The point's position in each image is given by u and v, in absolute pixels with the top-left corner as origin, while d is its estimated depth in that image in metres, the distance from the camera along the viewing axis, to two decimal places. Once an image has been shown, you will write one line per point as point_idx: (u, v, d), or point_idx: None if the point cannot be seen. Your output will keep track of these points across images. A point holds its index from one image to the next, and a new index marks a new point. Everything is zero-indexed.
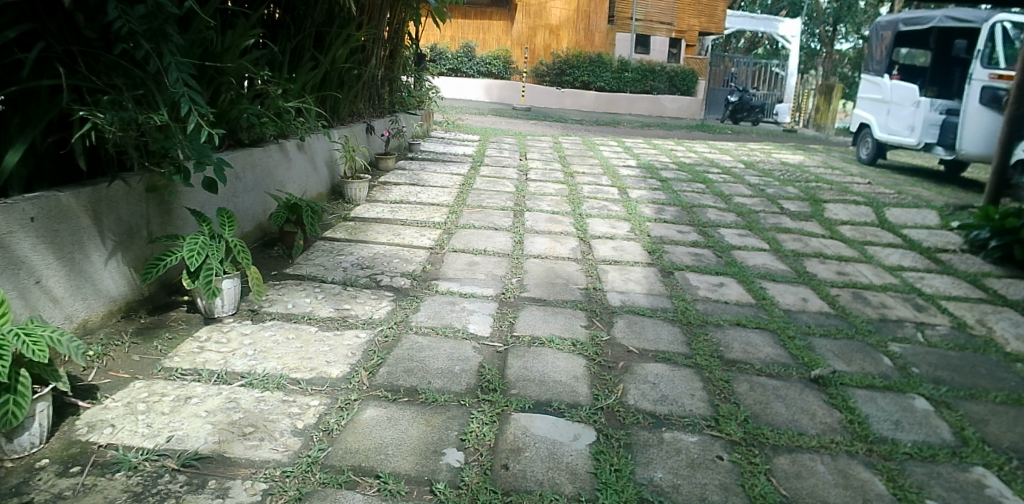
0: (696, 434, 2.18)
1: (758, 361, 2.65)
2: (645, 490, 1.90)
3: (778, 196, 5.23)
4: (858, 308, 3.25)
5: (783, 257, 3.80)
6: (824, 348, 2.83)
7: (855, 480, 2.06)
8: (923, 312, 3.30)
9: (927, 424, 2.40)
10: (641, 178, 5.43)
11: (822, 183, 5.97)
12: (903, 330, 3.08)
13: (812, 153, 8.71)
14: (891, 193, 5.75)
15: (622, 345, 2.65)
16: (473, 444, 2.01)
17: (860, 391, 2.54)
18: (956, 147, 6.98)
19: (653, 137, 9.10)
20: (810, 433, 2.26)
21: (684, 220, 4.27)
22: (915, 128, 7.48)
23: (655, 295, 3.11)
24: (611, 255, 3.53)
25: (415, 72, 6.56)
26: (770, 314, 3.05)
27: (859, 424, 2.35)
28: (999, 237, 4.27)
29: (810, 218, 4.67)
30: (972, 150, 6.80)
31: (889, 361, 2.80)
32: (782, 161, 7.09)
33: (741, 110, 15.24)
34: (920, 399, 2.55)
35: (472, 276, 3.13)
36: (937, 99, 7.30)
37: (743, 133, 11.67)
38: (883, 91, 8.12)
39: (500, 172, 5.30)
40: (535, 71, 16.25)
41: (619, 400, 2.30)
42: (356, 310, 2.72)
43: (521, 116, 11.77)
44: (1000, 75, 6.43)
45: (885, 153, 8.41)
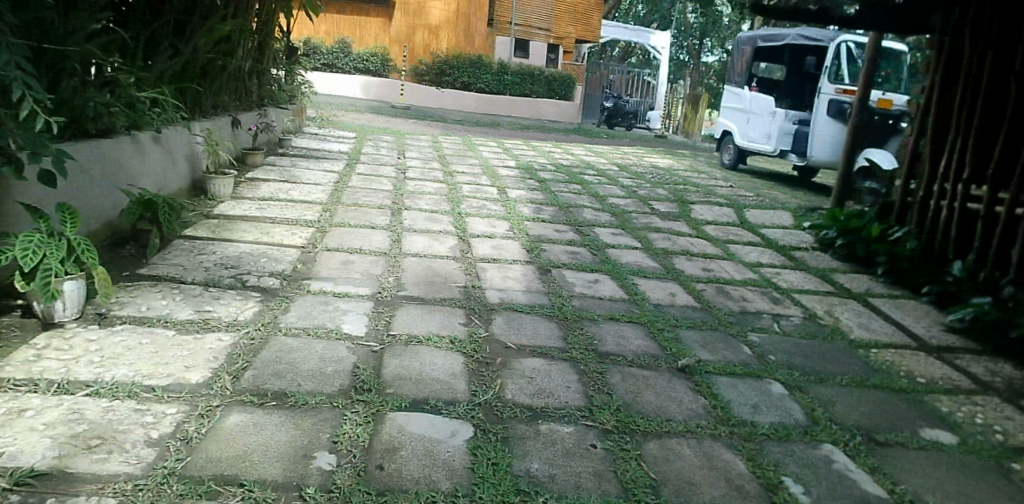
0: (572, 425, 2.22)
1: (630, 353, 2.75)
2: (521, 482, 1.91)
3: (649, 197, 5.46)
4: (721, 302, 3.44)
5: (654, 254, 3.96)
6: (690, 339, 2.97)
7: (718, 461, 2.19)
8: (778, 304, 3.55)
9: (782, 406, 2.58)
10: (520, 178, 5.51)
11: (689, 185, 6.30)
12: (760, 321, 3.30)
13: (680, 158, 9.18)
14: (750, 196, 6.16)
15: (500, 341, 2.66)
16: (346, 446, 1.94)
17: (722, 379, 2.69)
18: (808, 154, 7.59)
19: (532, 139, 9.26)
20: (676, 419, 2.37)
21: (561, 219, 4.36)
22: (771, 137, 8.05)
23: (533, 292, 3.15)
24: (490, 253, 3.54)
25: (287, 65, 6.33)
26: (641, 308, 3.17)
27: (722, 409, 2.48)
28: (845, 236, 4.83)
29: (678, 218, 4.91)
30: (821, 157, 7.42)
31: (748, 349, 2.98)
32: (653, 164, 7.42)
33: (616, 115, 15.87)
34: (775, 384, 2.74)
35: (347, 275, 3.04)
36: (791, 110, 7.91)
37: (617, 138, 12.14)
38: (743, 102, 8.71)
39: (377, 170, 5.21)
40: (415, 71, 16.14)
41: (496, 395, 2.30)
42: (219, 312, 2.56)
43: (400, 114, 11.62)
44: (842, 89, 7.07)
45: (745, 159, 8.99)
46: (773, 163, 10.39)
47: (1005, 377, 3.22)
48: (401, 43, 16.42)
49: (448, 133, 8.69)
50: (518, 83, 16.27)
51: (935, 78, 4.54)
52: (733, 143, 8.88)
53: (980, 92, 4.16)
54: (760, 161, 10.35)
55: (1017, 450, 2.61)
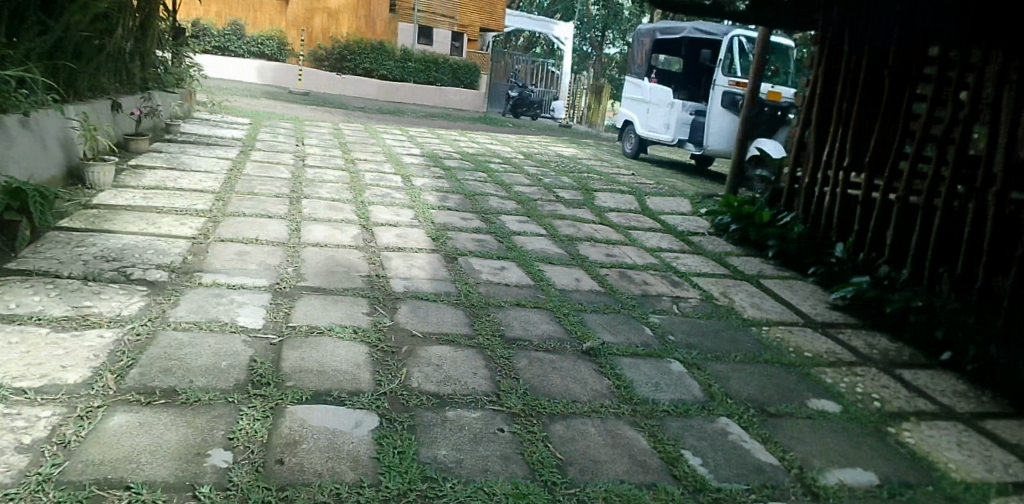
0: (479, 410, 2.22)
1: (536, 337, 2.78)
2: (429, 469, 1.89)
3: (553, 185, 5.53)
4: (623, 286, 3.53)
5: (559, 241, 4.02)
6: (594, 322, 3.03)
7: (621, 438, 2.27)
8: (677, 287, 3.68)
9: (681, 384, 2.69)
10: (425, 166, 5.45)
11: (593, 173, 6.43)
12: (661, 303, 3.41)
13: (584, 147, 9.35)
14: (651, 183, 6.36)
15: (405, 330, 2.62)
16: (243, 442, 1.85)
17: (625, 359, 2.77)
18: (704, 144, 7.91)
19: (437, 127, 9.19)
20: (582, 400, 2.42)
21: (466, 207, 4.35)
22: (670, 127, 8.32)
23: (438, 280, 3.12)
24: (394, 242, 3.48)
25: (172, 46, 5.99)
26: (547, 294, 3.20)
27: (625, 389, 2.56)
28: (738, 222, 5.07)
29: (582, 205, 5.00)
30: (716, 147, 7.76)
31: (649, 330, 3.08)
32: (557, 153, 7.52)
33: (520, 105, 16.03)
34: (675, 362, 2.84)
35: (242, 267, 2.90)
36: (687, 102, 8.22)
37: (522, 127, 12.23)
38: (644, 93, 8.97)
39: (274, 157, 5.01)
40: (313, 55, 15.79)
41: (402, 384, 2.27)
42: (100, 308, 2.39)
43: (298, 100, 11.27)
44: (736, 82, 7.42)
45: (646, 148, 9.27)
46: (671, 152, 10.77)
47: (881, 349, 3.49)
48: (299, 27, 16.13)
49: (349, 120, 8.50)
50: (422, 69, 15.99)
51: (819, 72, 4.83)
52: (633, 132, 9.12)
53: (857, 86, 4.46)
54: (659, 150, 10.70)
55: (891, 415, 2.84)
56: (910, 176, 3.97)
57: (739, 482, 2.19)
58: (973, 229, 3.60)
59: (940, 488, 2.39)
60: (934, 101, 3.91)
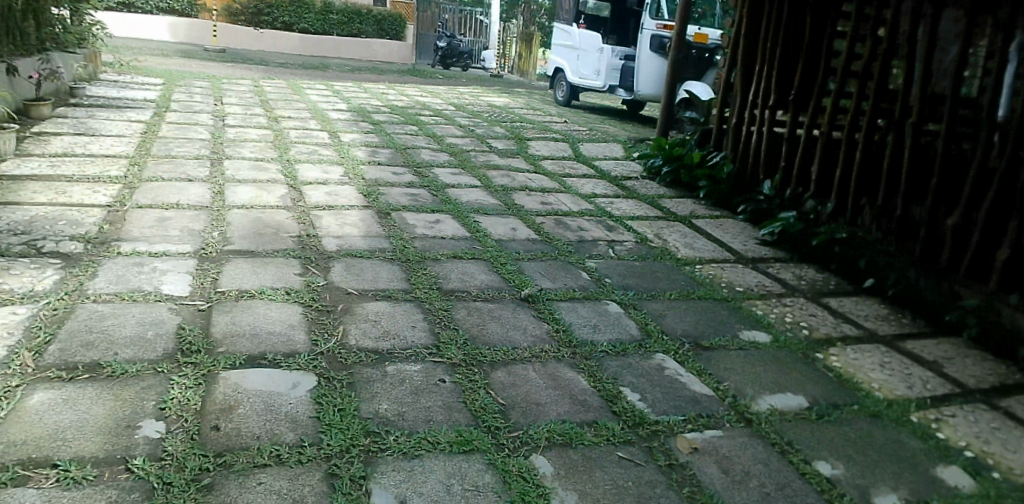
0: (419, 363, 2.21)
1: (474, 288, 2.78)
2: (371, 424, 1.88)
3: (486, 136, 5.48)
4: (559, 233, 3.55)
5: (493, 192, 3.99)
6: (532, 270, 3.05)
7: (561, 381, 2.31)
8: (613, 232, 3.73)
9: (618, 324, 2.75)
10: (352, 121, 5.31)
11: (525, 122, 6.40)
12: (597, 248, 3.45)
13: (516, 96, 9.28)
14: (583, 130, 6.37)
15: (339, 288, 2.58)
16: (175, 412, 1.80)
17: (563, 304, 2.81)
18: (634, 89, 7.95)
19: (364, 81, 8.96)
20: (522, 346, 2.45)
21: (398, 161, 4.27)
22: (601, 73, 8.32)
23: (372, 236, 3.07)
24: (323, 200, 3.39)
25: (70, 3, 5.61)
26: (483, 245, 3.19)
27: (563, 333, 2.60)
28: (669, 164, 5.14)
29: (516, 155, 4.98)
30: (646, 92, 7.81)
31: (586, 274, 3.12)
32: (488, 103, 7.43)
33: (450, 55, 15.77)
34: (612, 304, 2.90)
35: (163, 233, 2.78)
36: (617, 47, 8.21)
37: (452, 78, 12.08)
38: (574, 40, 8.92)
39: (191, 118, 4.79)
40: (228, 10, 15.13)
41: (339, 342, 2.24)
42: (10, 284, 2.26)
43: (215, 57, 10.83)
44: (664, 25, 7.41)
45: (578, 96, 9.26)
46: (603, 98, 10.80)
47: (808, 280, 3.64)
48: None
49: (270, 76, 8.21)
50: (344, 23, 15.70)
51: (743, 12, 4.83)
52: (565, 80, 9.09)
53: (780, 24, 4.52)
54: (591, 97, 10.70)
55: (819, 341, 2.98)
56: (832, 112, 4.08)
57: (676, 413, 2.28)
58: (891, 161, 3.76)
59: (864, 406, 2.54)
60: (854, 37, 4.02)
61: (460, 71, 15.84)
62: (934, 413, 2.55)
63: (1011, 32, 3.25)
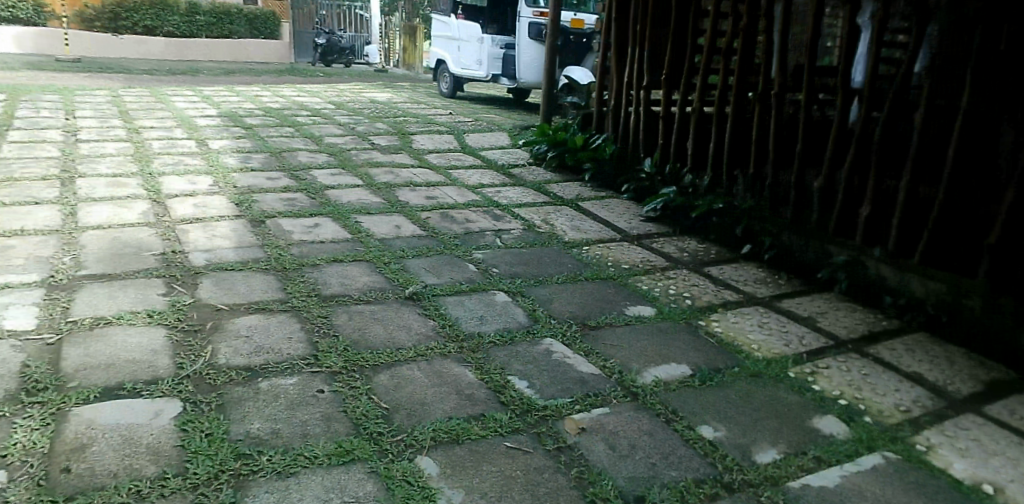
0: (296, 375, 2.14)
1: (355, 291, 2.71)
2: (242, 446, 1.80)
3: (367, 133, 5.37)
4: (445, 226, 3.52)
5: (376, 190, 3.91)
6: (416, 266, 3.01)
7: (447, 376, 2.29)
8: (500, 221, 3.73)
9: (506, 313, 2.76)
10: (222, 127, 5.08)
11: (408, 116, 6.31)
12: (484, 239, 3.44)
13: (400, 91, 9.17)
14: (469, 121, 6.35)
15: (208, 305, 2.45)
16: (19, 457, 1.66)
17: (449, 298, 2.79)
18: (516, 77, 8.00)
19: (235, 84, 8.59)
20: (406, 346, 2.41)
21: (273, 166, 4.11)
22: (482, 62, 8.31)
23: (244, 247, 2.94)
24: (191, 213, 3.22)
25: None
26: (365, 246, 3.12)
27: (450, 327, 2.58)
28: (554, 149, 5.21)
29: (399, 150, 4.90)
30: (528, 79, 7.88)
31: (474, 266, 3.11)
32: (371, 100, 7.28)
33: (331, 52, 15.44)
34: (499, 293, 2.90)
35: (5, 264, 2.56)
36: (497, 36, 8.24)
37: (331, 75, 11.80)
38: (453, 30, 8.90)
39: (39, 135, 4.43)
40: (80, 16, 14.12)
41: (208, 363, 2.13)
42: None
43: (66, 68, 10.09)
44: (540, 12, 7.50)
45: (462, 87, 9.23)
46: (489, 88, 10.85)
47: (691, 251, 3.77)
48: None
49: (129, 85, 7.73)
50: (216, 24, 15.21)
51: None
52: (448, 71, 9.02)
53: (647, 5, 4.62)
54: (477, 87, 10.72)
55: (701, 309, 3.09)
56: (702, 88, 4.23)
57: (564, 396, 2.30)
58: (758, 131, 3.94)
59: (745, 367, 2.65)
60: (717, 15, 4.17)
61: (343, 67, 15.56)
62: (809, 366, 2.69)
63: (856, 5, 3.49)
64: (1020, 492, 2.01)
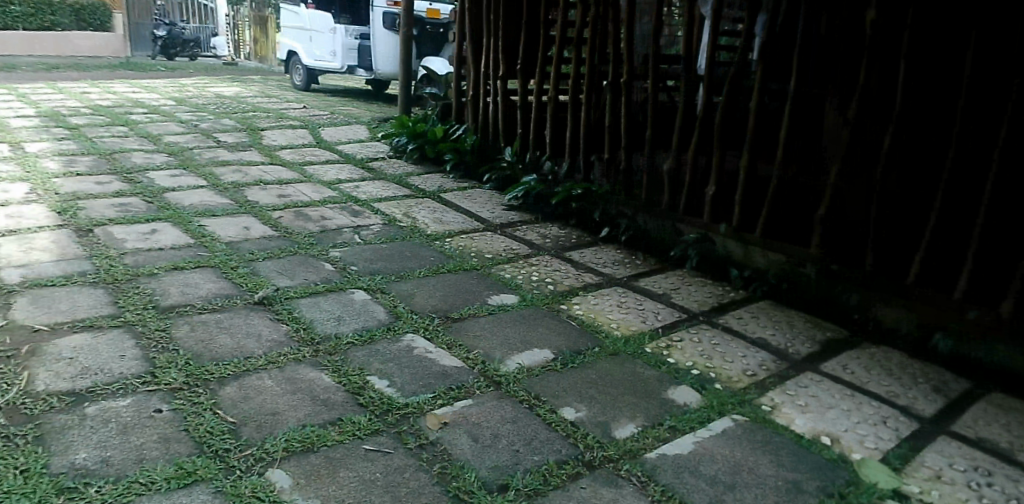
0: (130, 396, 1.97)
1: (199, 300, 2.55)
2: (65, 479, 1.63)
3: (212, 130, 5.06)
4: (299, 225, 3.38)
5: (222, 190, 3.69)
6: (267, 270, 2.87)
7: (302, 383, 2.19)
8: (358, 216, 3.63)
9: (365, 312, 2.68)
10: (42, 128, 4.61)
11: (259, 112, 6.02)
12: (341, 237, 3.33)
13: (249, 84, 8.75)
14: (324, 114, 6.15)
15: (23, 327, 2.21)
16: None
17: (303, 300, 2.68)
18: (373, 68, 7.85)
19: (57, 81, 7.81)
20: (256, 355, 2.29)
21: (103, 169, 3.78)
22: (336, 54, 8.09)
23: (69, 260, 2.68)
24: (3, 226, 2.89)
25: None
26: (210, 251, 2.94)
27: (304, 331, 2.48)
28: (414, 140, 5.14)
29: (248, 148, 4.65)
30: (385, 70, 7.75)
31: (330, 265, 3.01)
32: (217, 95, 6.88)
33: (173, 45, 14.45)
34: (358, 292, 2.82)
35: None
36: (351, 26, 8.03)
37: (172, 70, 11.06)
38: (305, 21, 8.60)
39: None
40: None
41: (23, 391, 1.92)
42: None
43: None
44: (393, 2, 7.40)
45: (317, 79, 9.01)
46: (347, 80, 10.59)
47: (553, 237, 3.83)
48: None
49: None
50: (32, 14, 13.87)
51: None
52: (301, 63, 8.79)
53: None
54: (334, 79, 10.43)
55: (563, 293, 3.15)
56: (556, 77, 4.30)
57: (425, 392, 2.26)
58: (611, 117, 4.06)
59: (605, 347, 2.73)
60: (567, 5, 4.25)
61: (187, 60, 14.66)
62: (664, 341, 2.81)
63: None
64: (852, 440, 2.20)
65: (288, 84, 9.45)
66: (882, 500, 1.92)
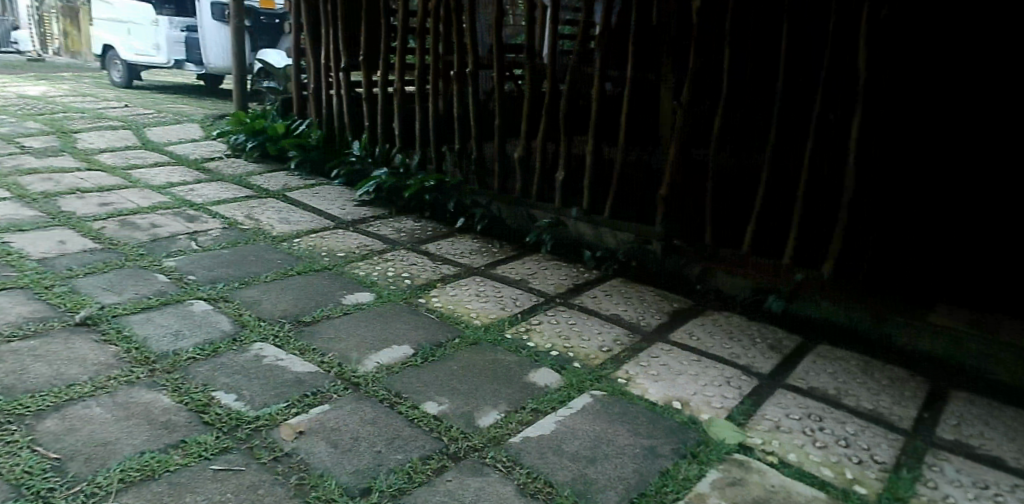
0: None
1: (7, 327, 2.27)
2: None
3: (15, 135, 4.53)
4: (126, 235, 3.11)
5: (31, 203, 3.31)
6: (91, 286, 2.62)
7: (137, 406, 2.01)
8: (194, 222, 3.39)
9: (207, 323, 2.51)
10: None
11: (71, 112, 5.46)
12: (176, 245, 3.10)
13: (59, 83, 7.92)
14: (150, 113, 5.69)
15: None
16: None
17: (134, 317, 2.47)
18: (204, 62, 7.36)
19: None
20: (81, 381, 2.08)
21: None
22: (160, 47, 7.50)
23: None
24: None
25: None
26: (19, 271, 2.64)
27: (136, 350, 2.28)
28: (254, 138, 4.87)
29: (61, 153, 4.21)
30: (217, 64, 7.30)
31: (164, 277, 2.79)
32: (19, 95, 6.17)
33: None
34: (198, 303, 2.64)
35: None
36: (175, 17, 7.46)
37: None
38: (122, 12, 7.90)
39: None
40: None
41: None
42: None
43: None
44: None
45: (140, 74, 8.32)
46: (176, 75, 9.87)
47: (407, 231, 3.77)
48: None
49: None
50: None
51: None
52: (120, 58, 8.08)
53: None
54: (161, 75, 9.68)
55: (420, 287, 3.11)
56: (401, 68, 4.23)
57: (278, 402, 2.15)
58: (459, 107, 4.05)
59: (465, 337, 2.72)
60: None
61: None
62: (523, 325, 2.85)
63: None
64: (701, 402, 2.34)
65: (108, 82, 8.66)
66: (730, 455, 2.06)
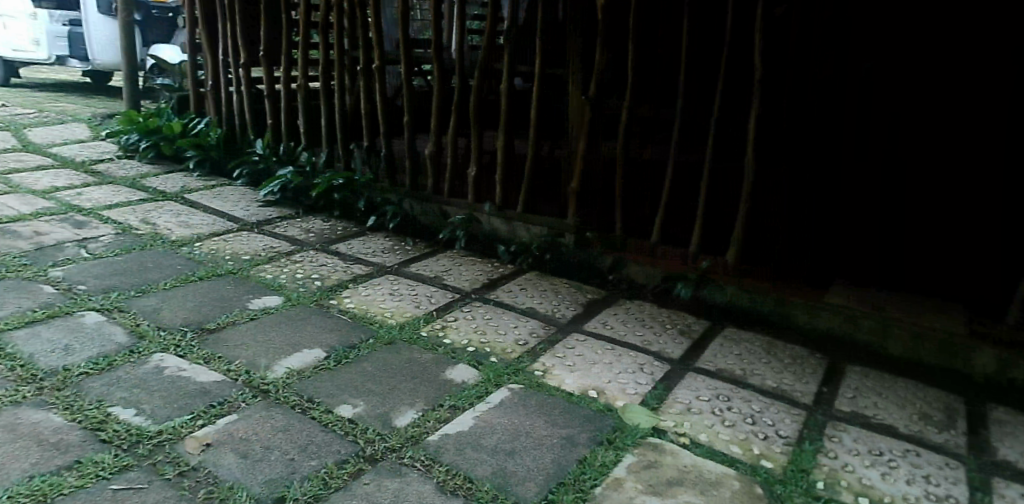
0: None
1: None
2: None
3: None
4: (5, 246, 2.91)
5: None
6: None
7: (24, 428, 1.88)
8: (83, 229, 3.21)
9: (101, 336, 2.38)
10: None
11: None
12: (64, 254, 2.93)
13: None
14: (30, 113, 5.32)
15: None
16: None
17: (18, 333, 2.31)
18: (89, 58, 6.95)
19: None
20: None
21: None
22: (39, 42, 7.03)
23: None
24: None
25: None
26: None
27: (21, 369, 2.13)
28: (147, 138, 4.62)
29: None
30: (104, 60, 6.90)
31: (51, 288, 2.63)
32: None
33: None
34: (90, 314, 2.49)
35: None
36: (55, 10, 6.99)
37: None
38: None
39: None
40: None
41: None
42: None
43: None
44: None
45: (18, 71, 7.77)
46: (58, 72, 9.27)
47: (317, 231, 3.68)
48: None
49: None
50: None
51: None
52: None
53: None
54: (42, 72, 9.07)
55: (331, 288, 3.04)
56: (304, 64, 4.10)
57: (182, 414, 2.05)
58: (367, 104, 3.97)
59: (379, 337, 2.68)
60: None
61: None
62: (439, 322, 2.84)
63: None
64: (616, 390, 2.40)
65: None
66: (645, 439, 2.12)
